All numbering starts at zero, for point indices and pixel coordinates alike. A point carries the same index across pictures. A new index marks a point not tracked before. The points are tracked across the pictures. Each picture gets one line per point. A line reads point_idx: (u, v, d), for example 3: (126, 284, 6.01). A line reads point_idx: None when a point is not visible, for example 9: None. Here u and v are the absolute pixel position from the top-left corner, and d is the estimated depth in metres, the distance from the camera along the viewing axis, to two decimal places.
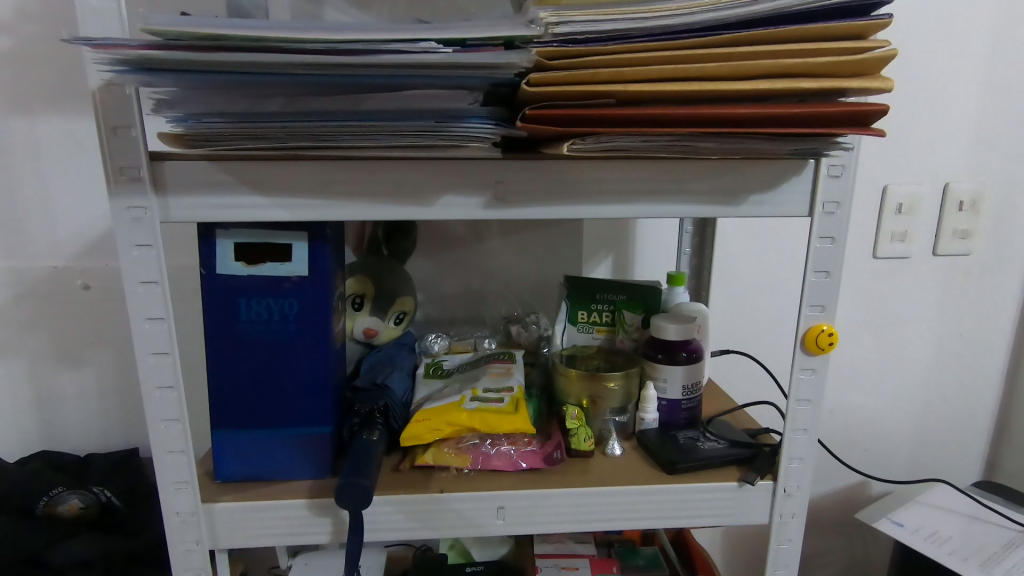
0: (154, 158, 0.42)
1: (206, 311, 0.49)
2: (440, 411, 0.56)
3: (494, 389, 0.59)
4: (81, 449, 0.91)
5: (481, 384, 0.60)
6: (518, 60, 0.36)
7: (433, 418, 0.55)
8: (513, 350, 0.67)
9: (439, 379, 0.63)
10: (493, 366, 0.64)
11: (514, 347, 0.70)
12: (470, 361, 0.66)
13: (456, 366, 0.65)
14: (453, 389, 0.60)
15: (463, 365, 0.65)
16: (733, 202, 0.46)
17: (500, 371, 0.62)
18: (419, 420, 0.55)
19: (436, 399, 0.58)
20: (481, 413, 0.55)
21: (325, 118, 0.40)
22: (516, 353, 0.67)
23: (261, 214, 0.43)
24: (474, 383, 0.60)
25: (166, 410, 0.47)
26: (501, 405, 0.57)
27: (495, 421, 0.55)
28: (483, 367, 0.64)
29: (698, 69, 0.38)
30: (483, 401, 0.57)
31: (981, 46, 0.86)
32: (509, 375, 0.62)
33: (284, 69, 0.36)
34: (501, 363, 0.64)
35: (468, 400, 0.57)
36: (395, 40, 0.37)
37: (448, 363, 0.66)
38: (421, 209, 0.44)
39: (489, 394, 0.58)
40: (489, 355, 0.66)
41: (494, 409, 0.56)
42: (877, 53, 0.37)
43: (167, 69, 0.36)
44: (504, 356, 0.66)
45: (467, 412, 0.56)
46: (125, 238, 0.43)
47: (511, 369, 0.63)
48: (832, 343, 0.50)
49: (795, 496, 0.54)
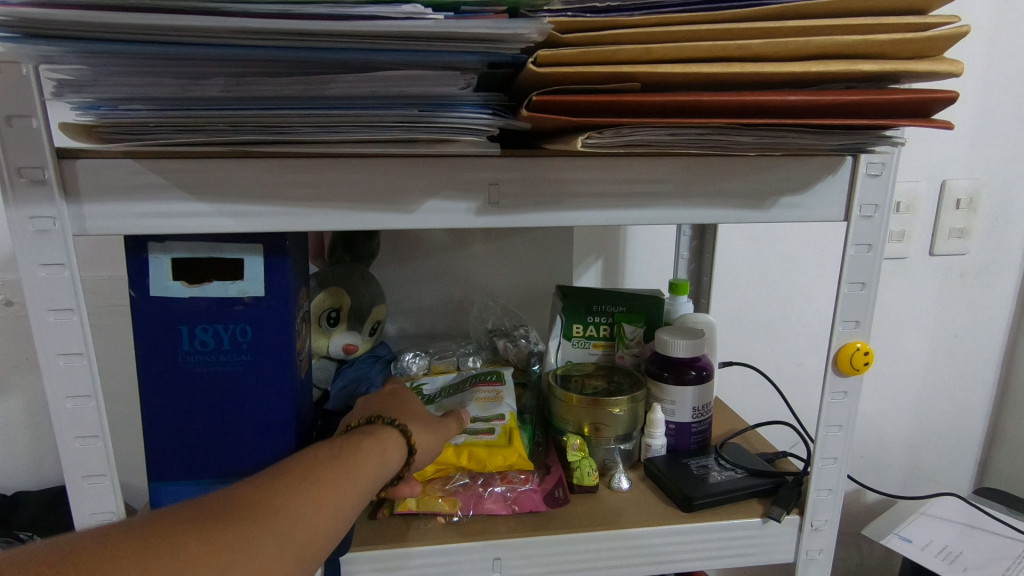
0: (63, 156, 0.34)
1: (140, 342, 0.40)
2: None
3: (483, 417, 0.52)
4: (7, 487, 0.80)
5: (469, 412, 0.53)
6: (525, 30, 0.29)
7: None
8: (502, 369, 0.60)
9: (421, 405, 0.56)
10: (480, 388, 0.56)
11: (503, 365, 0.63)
12: (454, 384, 0.59)
13: (438, 391, 0.58)
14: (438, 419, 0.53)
15: (446, 390, 0.57)
16: (763, 205, 0.40)
17: (490, 396, 0.55)
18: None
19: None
20: (470, 446, 0.49)
21: (280, 104, 0.32)
22: (505, 372, 0.59)
23: (203, 225, 0.35)
24: (461, 410, 0.53)
25: (89, 465, 0.39)
26: (492, 437, 0.50)
27: (487, 455, 0.48)
28: (468, 390, 0.56)
29: (740, 47, 0.31)
30: (471, 434, 0.50)
31: (982, 36, 0.82)
32: (499, 400, 0.54)
33: (226, 37, 0.29)
34: (489, 386, 0.56)
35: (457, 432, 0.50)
36: (368, 4, 0.30)
37: (429, 388, 0.58)
38: (401, 217, 0.37)
39: (478, 423, 0.52)
40: (472, 376, 0.59)
41: (485, 442, 0.49)
42: (945, 31, 0.31)
43: (73, 39, 0.28)
44: (492, 378, 0.58)
45: (454, 448, 0.49)
46: (27, 256, 0.34)
47: (501, 391, 0.56)
48: (868, 363, 0.44)
49: (823, 531, 0.48)
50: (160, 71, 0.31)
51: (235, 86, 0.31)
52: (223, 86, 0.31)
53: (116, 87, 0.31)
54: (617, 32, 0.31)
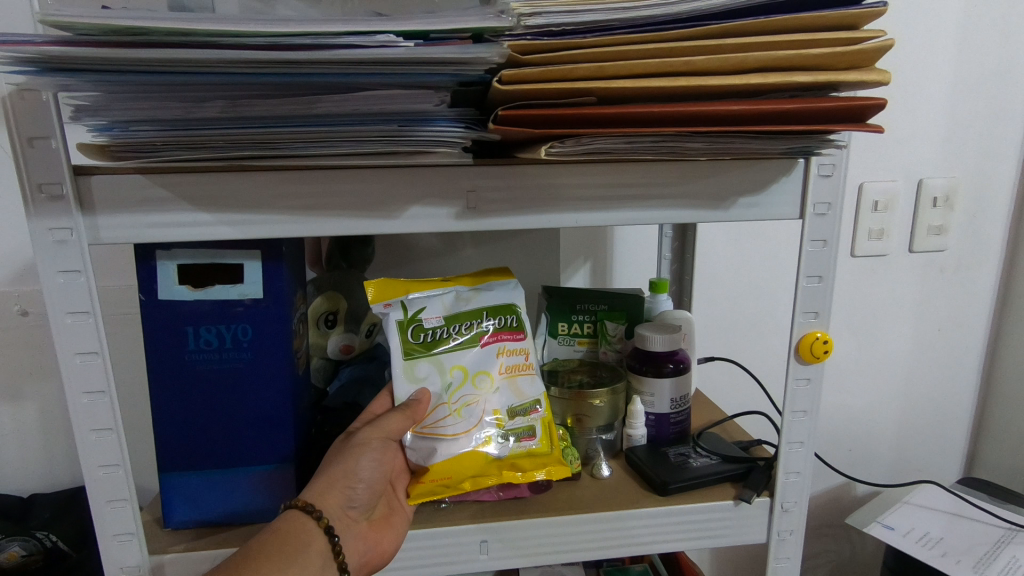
0: (79, 173, 0.37)
1: (149, 342, 0.44)
2: (456, 467, 0.48)
3: (521, 411, 0.51)
4: (24, 489, 0.84)
5: (504, 404, 0.51)
6: (488, 54, 0.33)
7: (451, 476, 0.48)
8: (517, 303, 0.54)
9: (446, 372, 0.50)
10: (505, 345, 0.52)
11: (509, 276, 0.56)
12: (462, 317, 0.52)
13: (445, 328, 0.51)
14: (474, 407, 0.50)
15: (459, 329, 0.51)
16: (723, 205, 0.43)
17: (518, 367, 0.52)
18: (433, 480, 0.48)
19: (457, 436, 0.48)
20: (513, 460, 0.50)
21: (273, 122, 0.35)
22: (523, 309, 0.54)
23: (206, 233, 0.39)
24: (495, 398, 0.51)
25: (104, 456, 0.42)
26: (539, 444, 0.50)
27: (532, 466, 0.50)
28: (494, 351, 0.52)
29: (683, 63, 0.35)
30: (515, 442, 0.50)
31: (952, 40, 0.85)
32: (529, 379, 0.53)
33: (223, 66, 0.32)
34: (515, 342, 0.53)
35: (495, 440, 0.49)
36: (348, 33, 0.33)
37: (432, 322, 0.51)
38: (387, 222, 0.40)
39: (518, 419, 0.51)
40: (489, 320, 0.52)
41: (531, 452, 0.50)
42: (873, 44, 0.35)
43: (87, 70, 0.32)
44: (515, 326, 0.53)
45: (496, 462, 0.49)
46: (48, 264, 0.38)
47: (526, 354, 0.53)
48: (828, 351, 0.47)
49: (793, 512, 0.51)
50: (164, 96, 0.34)
51: (232, 108, 0.35)
52: (221, 108, 0.35)
53: (125, 111, 0.34)
54: (573, 53, 0.35)
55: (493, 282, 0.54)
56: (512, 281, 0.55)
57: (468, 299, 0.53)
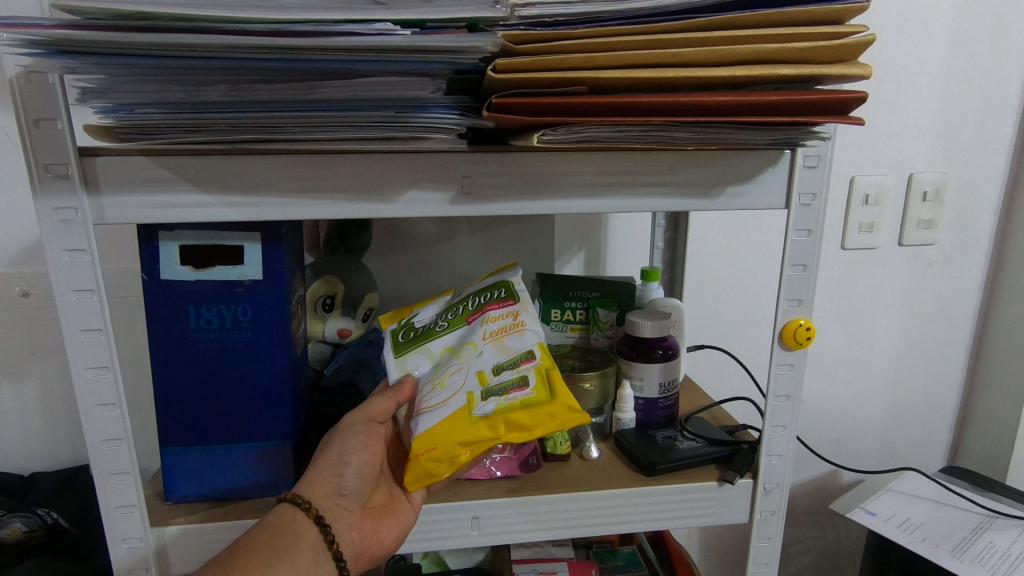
0: (84, 154, 0.38)
1: (153, 320, 0.45)
2: (441, 434, 0.45)
3: (508, 366, 0.47)
4: (24, 468, 0.85)
5: (488, 363, 0.48)
6: (482, 43, 0.34)
7: (438, 448, 0.44)
8: (510, 280, 0.53)
9: (435, 356, 0.51)
10: (489, 315, 0.51)
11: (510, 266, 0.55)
12: (452, 307, 0.53)
13: (435, 320, 0.53)
14: (456, 374, 0.48)
15: (446, 316, 0.53)
16: (711, 193, 0.44)
17: (506, 329, 0.50)
18: (421, 457, 0.45)
19: (438, 405, 0.46)
20: (504, 414, 0.45)
21: (274, 107, 0.36)
22: (513, 283, 0.53)
23: (208, 214, 0.40)
24: (479, 359, 0.48)
25: (107, 430, 0.43)
26: (530, 393, 0.46)
27: (529, 419, 0.45)
28: (479, 322, 0.51)
29: (671, 55, 0.36)
30: (503, 396, 0.46)
31: (944, 37, 0.86)
32: (519, 335, 0.49)
33: (227, 51, 0.33)
34: (501, 309, 0.51)
35: (480, 399, 0.46)
36: (348, 21, 0.34)
37: (422, 321, 0.54)
38: (384, 206, 0.41)
39: (504, 373, 0.47)
40: (476, 299, 0.53)
41: (521, 403, 0.46)
42: (856, 39, 0.36)
43: (94, 53, 0.33)
44: (503, 297, 0.52)
45: (484, 421, 0.45)
46: (54, 243, 0.39)
47: (515, 316, 0.50)
48: (811, 337, 0.49)
49: (775, 493, 0.53)
50: (168, 80, 0.35)
51: (234, 93, 0.36)
52: (223, 92, 0.36)
53: (130, 94, 0.35)
54: (565, 43, 0.36)
55: (490, 275, 0.56)
56: (512, 270, 0.55)
57: (458, 295, 0.55)
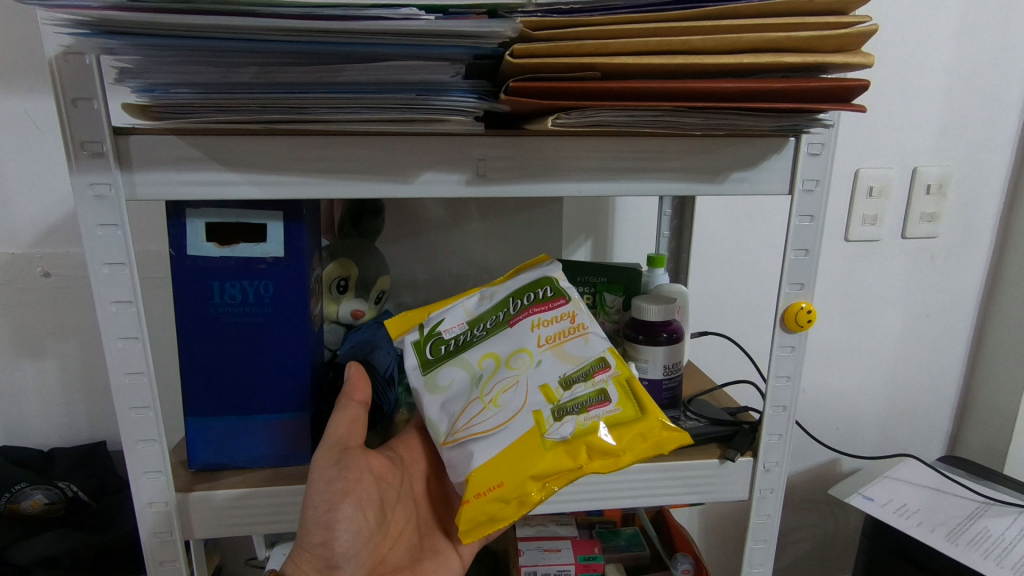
0: (119, 132, 0.40)
1: (179, 295, 0.47)
2: (497, 474, 0.42)
3: (580, 377, 0.46)
4: (44, 443, 0.88)
5: (553, 375, 0.47)
6: (501, 29, 0.36)
7: (506, 485, 0.42)
8: (552, 276, 0.53)
9: (474, 367, 0.49)
10: (540, 318, 0.50)
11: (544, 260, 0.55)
12: (484, 315, 0.52)
13: (467, 330, 0.51)
14: (513, 390, 0.46)
15: (481, 326, 0.51)
16: (717, 178, 0.46)
17: (563, 333, 0.49)
18: (481, 498, 0.42)
19: (497, 429, 0.44)
20: (585, 438, 0.43)
21: (302, 88, 0.38)
22: (557, 279, 0.52)
23: (234, 191, 0.42)
24: (540, 371, 0.47)
25: (136, 398, 0.45)
26: (614, 409, 0.45)
27: (618, 441, 0.43)
28: (528, 328, 0.50)
29: (680, 42, 0.38)
30: (581, 414, 0.44)
31: (951, 32, 0.87)
32: (582, 340, 0.49)
33: (261, 34, 0.35)
34: (551, 312, 0.50)
35: (557, 420, 0.44)
36: (374, 6, 0.36)
37: (451, 330, 0.51)
38: (402, 185, 0.43)
39: (574, 387, 0.46)
40: (516, 302, 0.51)
41: (605, 419, 0.44)
42: (859, 28, 0.37)
43: (134, 35, 0.35)
44: (550, 297, 0.51)
45: (561, 446, 0.43)
46: (88, 217, 0.41)
47: (570, 318, 0.50)
48: (811, 320, 0.50)
49: (773, 472, 0.54)
50: (201, 62, 0.37)
51: (262, 74, 0.38)
52: (254, 74, 0.38)
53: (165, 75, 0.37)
54: (579, 31, 0.38)
55: (521, 273, 0.54)
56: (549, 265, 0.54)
57: (491, 296, 0.53)
